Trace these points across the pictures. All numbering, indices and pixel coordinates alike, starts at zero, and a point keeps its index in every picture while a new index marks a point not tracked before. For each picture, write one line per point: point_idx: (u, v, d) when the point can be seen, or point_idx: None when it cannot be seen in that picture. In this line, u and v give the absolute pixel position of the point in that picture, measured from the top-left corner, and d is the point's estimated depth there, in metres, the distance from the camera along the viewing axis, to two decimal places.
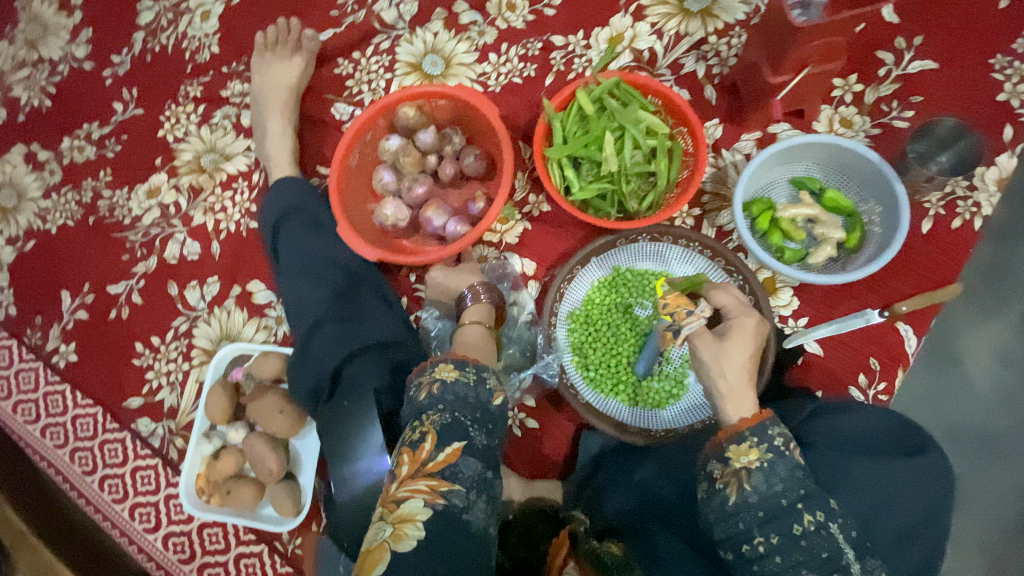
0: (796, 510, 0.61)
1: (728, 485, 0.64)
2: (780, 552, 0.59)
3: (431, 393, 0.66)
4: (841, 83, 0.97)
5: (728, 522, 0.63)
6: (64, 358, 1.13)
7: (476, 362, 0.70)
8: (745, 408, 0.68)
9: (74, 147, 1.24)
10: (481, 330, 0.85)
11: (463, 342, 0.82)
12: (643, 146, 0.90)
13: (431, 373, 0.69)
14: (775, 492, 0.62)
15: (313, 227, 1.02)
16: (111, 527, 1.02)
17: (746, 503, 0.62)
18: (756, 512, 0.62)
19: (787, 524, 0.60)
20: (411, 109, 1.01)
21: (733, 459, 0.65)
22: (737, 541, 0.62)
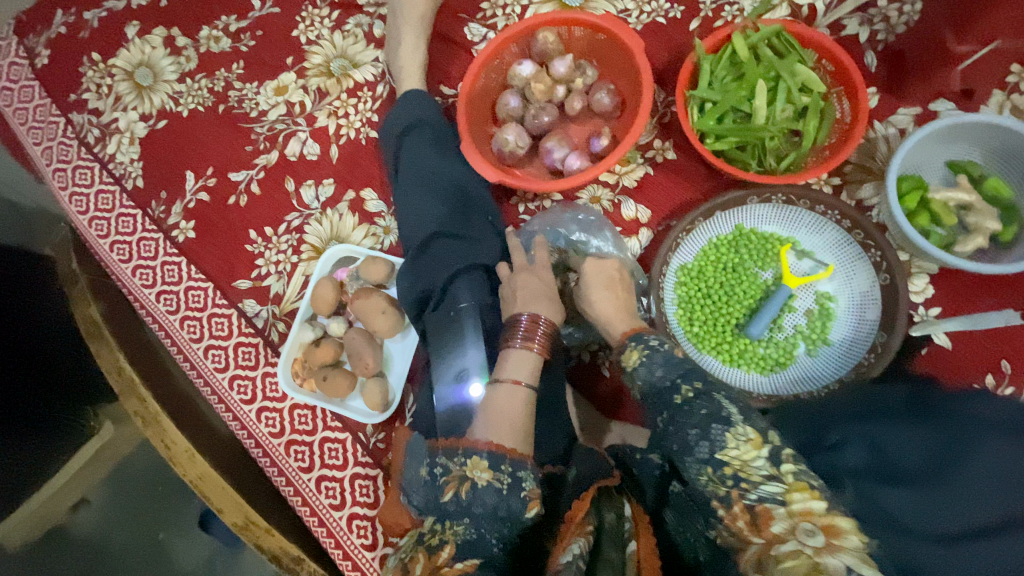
0: (676, 387, 0.72)
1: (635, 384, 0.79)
2: (670, 418, 0.70)
3: (459, 494, 0.70)
4: (1018, 70, 0.88)
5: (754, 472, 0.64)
6: (183, 234, 1.20)
7: (513, 460, 0.71)
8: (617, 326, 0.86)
9: (211, 37, 1.28)
10: (522, 395, 0.79)
11: (499, 411, 0.77)
12: (796, 101, 0.87)
13: (461, 466, 0.72)
14: (658, 378, 0.74)
15: (436, 141, 1.03)
16: (210, 393, 1.10)
17: (651, 391, 0.75)
18: (653, 401, 0.74)
19: (666, 397, 0.72)
20: (551, 34, 1.00)
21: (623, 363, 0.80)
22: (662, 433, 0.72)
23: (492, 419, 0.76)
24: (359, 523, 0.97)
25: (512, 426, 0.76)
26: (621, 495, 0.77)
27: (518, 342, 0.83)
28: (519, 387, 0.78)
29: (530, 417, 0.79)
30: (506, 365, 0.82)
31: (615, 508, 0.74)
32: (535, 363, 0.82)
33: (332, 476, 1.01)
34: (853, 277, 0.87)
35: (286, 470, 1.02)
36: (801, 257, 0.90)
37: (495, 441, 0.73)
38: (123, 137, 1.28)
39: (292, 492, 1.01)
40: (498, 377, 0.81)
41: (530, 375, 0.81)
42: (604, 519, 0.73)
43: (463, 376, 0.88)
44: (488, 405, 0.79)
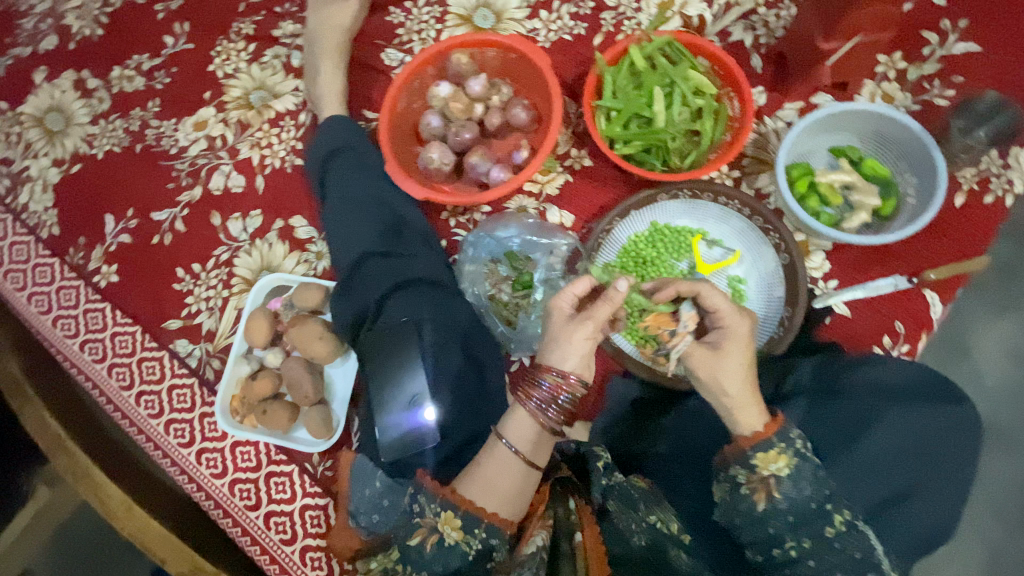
0: (779, 539, 0.68)
1: (754, 491, 0.69)
2: (812, 555, 0.66)
3: (424, 545, 0.72)
4: (885, 59, 0.99)
5: (757, 527, 0.68)
6: (105, 278, 1.16)
7: (488, 525, 0.71)
8: (754, 419, 0.71)
9: (124, 77, 1.26)
10: (518, 466, 0.75)
11: (490, 476, 0.74)
12: (690, 104, 0.94)
13: (434, 516, 0.72)
14: (804, 496, 0.67)
15: (361, 163, 1.04)
16: (145, 440, 1.05)
17: (775, 510, 0.68)
18: (787, 517, 0.67)
19: (819, 528, 0.66)
20: (463, 55, 1.04)
21: (760, 468, 0.69)
22: (768, 545, 0.68)
23: (483, 477, 0.74)
24: (312, 555, 0.95)
25: (501, 492, 0.74)
26: (568, 491, 0.82)
27: (528, 402, 0.76)
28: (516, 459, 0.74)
29: (524, 488, 0.75)
30: (511, 424, 0.76)
31: (565, 503, 0.80)
32: (537, 431, 0.76)
33: (281, 510, 0.98)
34: (760, 259, 0.93)
35: (232, 510, 0.99)
36: (712, 245, 0.96)
37: (477, 500, 0.73)
38: (35, 184, 1.23)
39: (240, 531, 0.98)
40: (501, 436, 0.76)
41: (531, 447, 0.76)
42: (557, 513, 0.79)
43: (416, 401, 0.87)
44: (480, 461, 0.76)
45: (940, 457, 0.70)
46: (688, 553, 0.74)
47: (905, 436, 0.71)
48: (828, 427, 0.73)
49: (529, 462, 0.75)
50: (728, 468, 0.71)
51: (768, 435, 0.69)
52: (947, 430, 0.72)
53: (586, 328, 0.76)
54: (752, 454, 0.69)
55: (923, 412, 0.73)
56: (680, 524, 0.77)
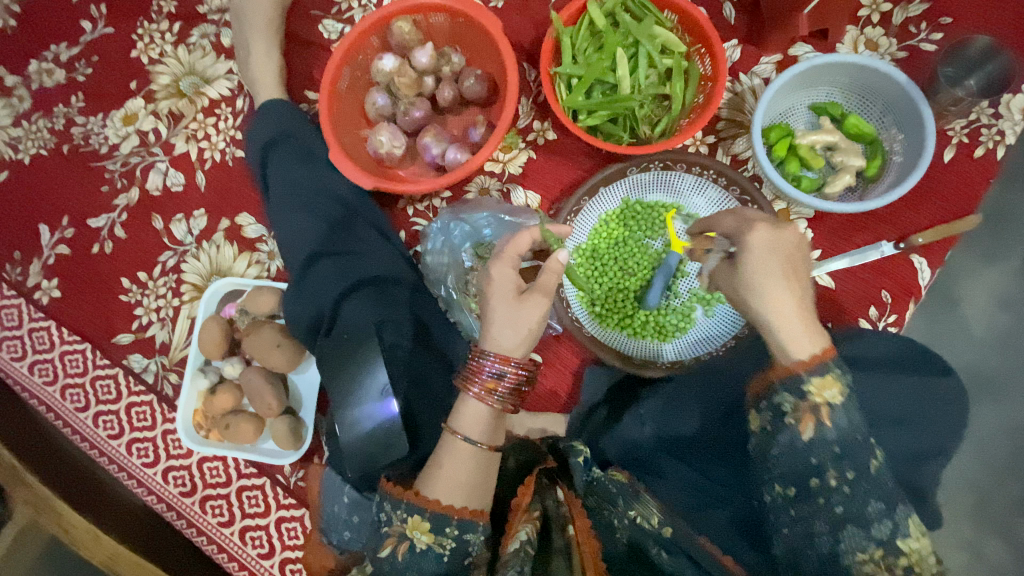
0: (818, 469, 0.59)
1: (800, 420, 0.61)
2: (853, 485, 0.58)
3: (397, 553, 0.66)
4: (868, 2, 0.90)
5: (797, 459, 0.60)
6: (46, 295, 1.08)
7: (461, 519, 0.66)
8: (803, 345, 0.63)
9: (42, 70, 1.14)
10: (478, 455, 0.70)
11: (452, 473, 0.69)
12: (658, 65, 0.85)
13: (402, 522, 0.67)
14: (852, 428, 0.59)
15: (305, 154, 0.95)
16: (109, 462, 1.01)
17: (823, 438, 0.59)
18: (832, 447, 0.59)
19: (863, 460, 0.58)
20: (406, 23, 0.93)
21: (814, 393, 0.60)
22: (805, 476, 0.60)
23: (443, 472, 0.69)
24: (291, 568, 0.94)
25: (467, 481, 0.69)
26: (555, 482, 0.77)
27: (474, 390, 0.71)
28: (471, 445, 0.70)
29: (486, 475, 0.71)
30: (462, 417, 0.71)
31: (552, 496, 0.75)
32: (491, 417, 0.71)
33: (256, 525, 0.95)
34: None
35: (205, 527, 0.97)
36: (687, 220, 0.89)
37: (444, 497, 0.67)
38: None
39: (216, 549, 0.96)
40: (456, 432, 0.71)
41: (488, 433, 0.71)
42: (547, 506, 0.74)
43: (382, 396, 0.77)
44: (439, 460, 0.70)
45: (929, 424, 0.68)
46: (669, 551, 0.68)
47: (893, 406, 0.68)
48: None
49: (490, 449, 0.71)
50: (772, 397, 0.63)
51: (826, 358, 0.61)
52: (935, 399, 0.69)
53: (536, 303, 0.71)
54: (808, 379, 0.60)
55: (914, 382, 0.69)
56: (662, 516, 0.71)
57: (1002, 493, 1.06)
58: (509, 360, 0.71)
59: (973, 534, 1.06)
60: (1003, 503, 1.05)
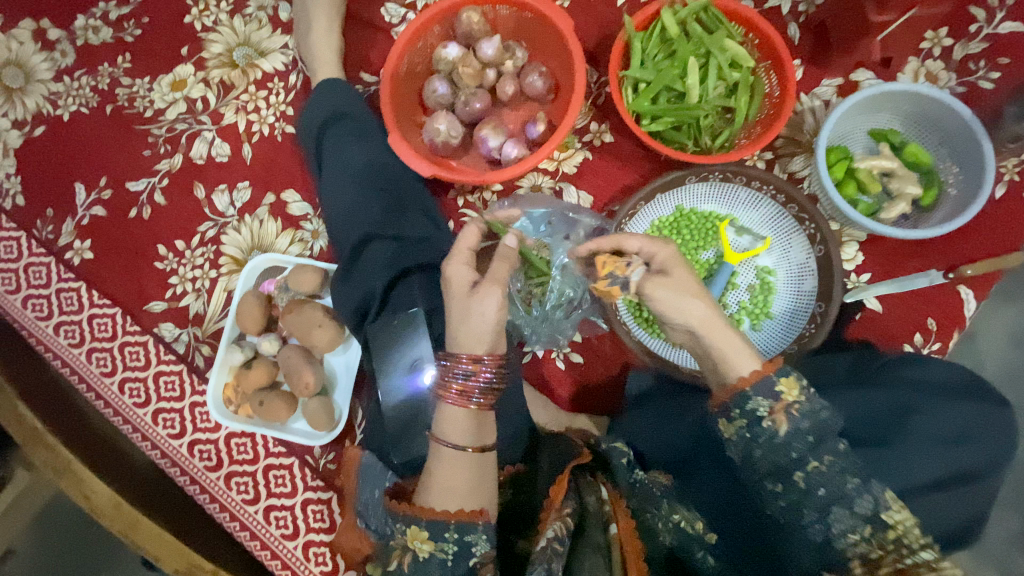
0: (800, 461, 0.60)
1: (774, 418, 0.61)
2: (831, 468, 0.60)
3: (403, 563, 0.66)
4: (931, 35, 0.92)
5: (778, 455, 0.61)
6: (78, 255, 1.06)
7: (457, 524, 0.66)
8: (742, 354, 0.65)
9: (90, 27, 1.12)
10: (469, 460, 0.70)
11: (444, 480, 0.69)
12: (726, 77, 0.86)
13: (403, 535, 0.67)
14: (821, 420, 0.61)
15: (360, 134, 0.94)
16: (132, 431, 0.99)
17: (796, 430, 0.61)
18: (806, 438, 0.61)
19: (832, 444, 0.60)
20: (475, 14, 0.93)
21: (783, 393, 0.61)
22: (786, 470, 0.61)
23: (436, 480, 0.70)
24: (314, 551, 0.92)
25: (462, 487, 0.69)
26: (597, 479, 0.77)
27: (451, 396, 0.72)
28: (460, 450, 0.70)
29: (479, 476, 0.70)
30: (441, 425, 0.72)
31: (594, 491, 0.74)
32: (473, 418, 0.71)
33: (281, 505, 0.94)
34: (790, 249, 0.88)
35: (229, 504, 0.95)
36: (740, 232, 0.90)
37: (439, 506, 0.68)
38: None
39: (239, 527, 0.94)
40: (439, 438, 0.71)
41: (474, 435, 0.71)
42: (585, 503, 0.72)
43: (416, 366, 0.83)
44: (431, 470, 0.71)
45: (990, 452, 0.66)
46: (715, 555, 0.69)
47: (949, 427, 0.67)
48: (868, 413, 0.70)
49: (478, 450, 0.70)
50: (746, 403, 0.62)
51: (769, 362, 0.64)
52: (992, 428, 0.68)
53: (491, 295, 0.71)
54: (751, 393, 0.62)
55: (969, 406, 0.69)
56: (705, 522, 0.72)
57: (1007, 526, 1.07)
58: (477, 360, 0.71)
59: None
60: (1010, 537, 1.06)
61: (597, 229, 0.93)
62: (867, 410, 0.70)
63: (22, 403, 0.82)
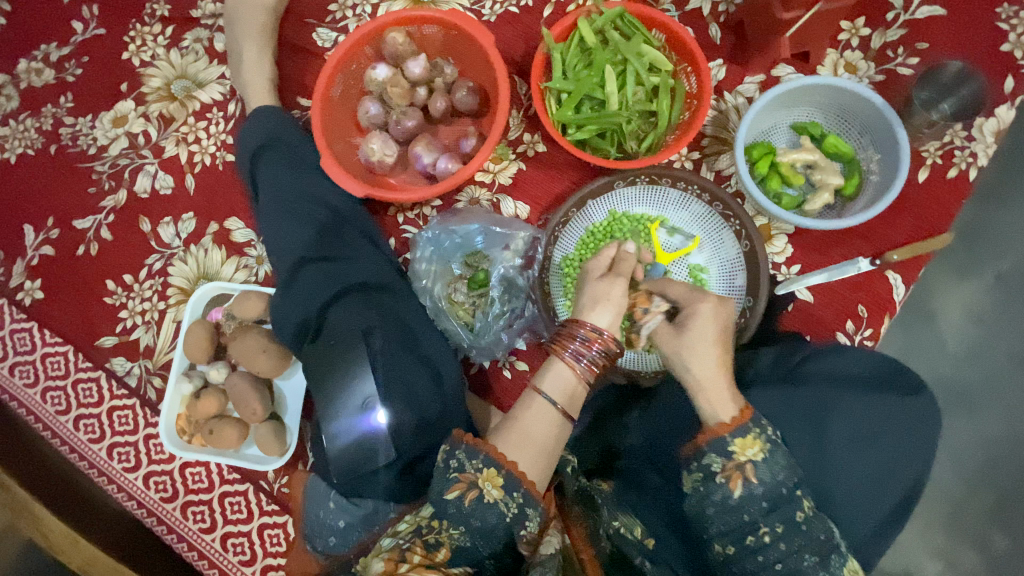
0: (754, 524, 0.61)
1: (730, 478, 0.62)
2: (784, 539, 0.61)
3: (463, 499, 0.61)
4: (848, 26, 0.93)
5: (731, 516, 0.62)
6: (29, 296, 1.07)
7: (528, 491, 0.61)
8: (726, 406, 0.65)
9: (31, 70, 1.13)
10: (555, 418, 0.68)
11: (527, 428, 0.67)
12: (645, 82, 0.88)
13: (476, 471, 0.62)
14: (777, 481, 0.62)
15: (295, 159, 0.95)
16: (88, 467, 1.00)
17: (751, 496, 0.62)
18: (760, 503, 0.62)
19: (790, 512, 0.61)
20: (400, 34, 0.95)
21: (737, 454, 0.62)
22: (741, 534, 0.62)
23: (519, 433, 0.66)
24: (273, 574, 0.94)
25: (541, 450, 0.66)
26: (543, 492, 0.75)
27: (566, 353, 0.71)
28: (553, 410, 0.68)
29: (558, 438, 0.68)
30: (548, 375, 0.70)
31: None
32: (573, 388, 0.70)
33: (238, 531, 0.96)
34: (720, 245, 0.90)
35: (186, 534, 0.97)
36: (671, 232, 0.92)
37: (519, 462, 0.63)
38: None
39: (196, 556, 0.96)
40: (538, 388, 0.70)
41: (568, 397, 0.70)
42: None
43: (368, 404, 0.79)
44: (516, 414, 0.68)
45: (903, 442, 0.68)
46: (653, 561, 0.68)
47: (865, 424, 0.68)
48: (787, 419, 0.69)
49: (566, 415, 0.69)
50: (702, 458, 0.64)
51: (745, 418, 0.64)
52: (913, 417, 0.69)
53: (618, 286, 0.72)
54: (730, 441, 0.62)
55: (885, 400, 0.70)
56: (644, 527, 0.71)
57: (972, 504, 1.07)
58: (601, 335, 0.70)
59: (948, 543, 1.07)
60: (975, 515, 1.07)
61: (530, 241, 0.96)
62: (783, 414, 0.70)
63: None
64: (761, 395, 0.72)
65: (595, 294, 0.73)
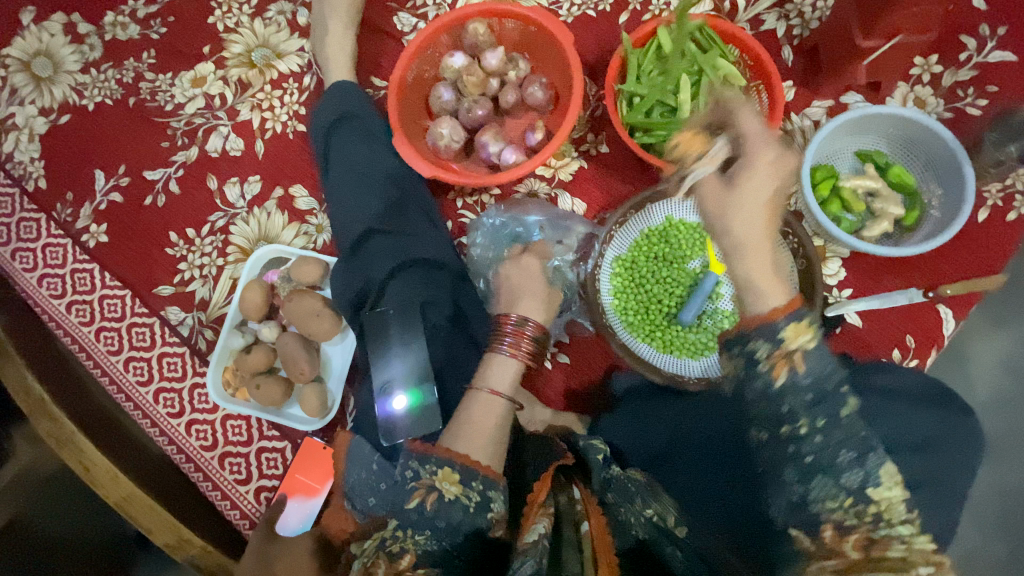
0: (791, 415, 0.55)
1: (775, 365, 0.54)
2: (822, 432, 0.54)
3: (423, 504, 0.64)
4: (921, 62, 0.95)
5: (768, 405, 0.55)
6: (94, 238, 1.11)
7: (486, 478, 0.66)
8: (778, 292, 0.56)
9: (118, 24, 1.17)
10: (498, 410, 0.76)
11: (477, 421, 0.74)
12: (718, 95, 0.90)
13: (431, 475, 0.66)
14: (827, 376, 0.54)
15: (367, 135, 0.98)
16: (133, 408, 1.04)
17: (795, 385, 0.54)
18: (804, 395, 0.54)
19: (833, 407, 0.54)
20: (481, 25, 0.98)
21: (789, 339, 0.53)
22: (775, 423, 0.56)
23: (468, 427, 0.72)
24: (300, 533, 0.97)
25: (489, 438, 0.72)
26: (572, 481, 0.71)
27: (506, 346, 0.82)
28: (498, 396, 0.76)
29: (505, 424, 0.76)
30: (489, 369, 0.80)
31: (566, 492, 0.69)
32: (515, 373, 0.80)
33: (272, 485, 0.99)
34: None
35: (221, 483, 1.00)
36: None
37: (471, 454, 0.69)
38: (22, 134, 1.16)
39: (229, 505, 0.99)
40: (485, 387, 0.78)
41: (511, 386, 0.79)
42: (559, 503, 0.67)
43: (388, 388, 0.84)
44: (465, 412, 0.75)
45: (947, 458, 0.68)
46: (682, 552, 0.64)
47: (917, 434, 0.69)
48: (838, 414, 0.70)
49: (511, 403, 0.77)
50: (744, 345, 0.56)
51: (796, 306, 0.54)
52: (953, 436, 0.70)
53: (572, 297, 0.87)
54: (782, 326, 0.53)
55: (930, 415, 0.71)
56: (677, 517, 0.67)
57: (988, 554, 1.06)
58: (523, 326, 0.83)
59: None
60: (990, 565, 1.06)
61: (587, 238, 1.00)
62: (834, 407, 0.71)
63: (13, 345, 0.80)
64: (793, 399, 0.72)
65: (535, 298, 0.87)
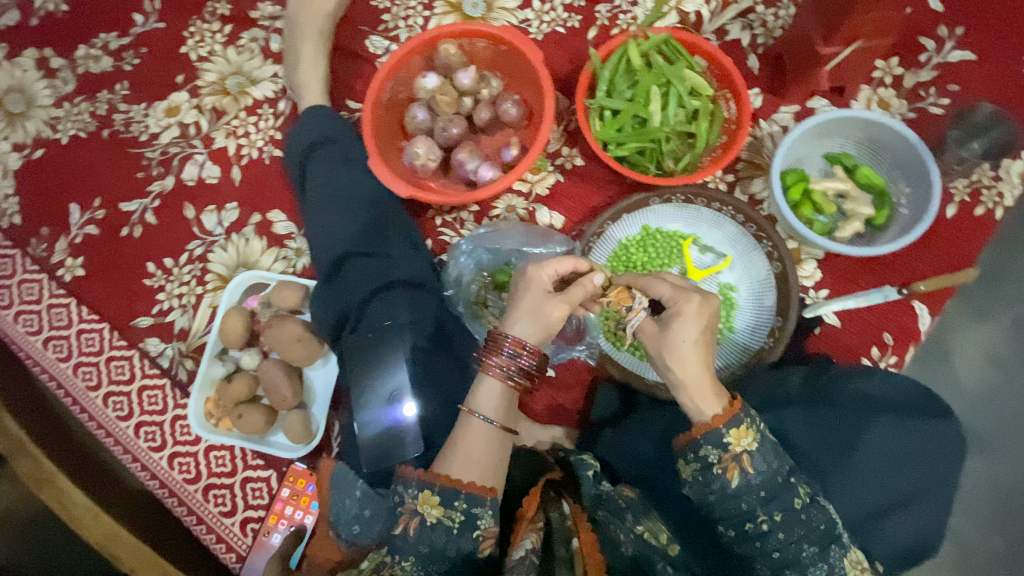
0: (752, 513, 0.64)
1: (726, 470, 0.65)
2: (783, 529, 0.63)
3: (408, 531, 0.65)
4: (882, 65, 0.97)
5: (730, 504, 0.65)
6: (70, 272, 1.10)
7: (469, 495, 0.65)
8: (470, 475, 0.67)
9: (89, 57, 1.17)
10: (495, 434, 0.71)
11: (468, 450, 0.69)
12: (687, 105, 0.91)
13: (412, 498, 0.66)
14: (772, 471, 0.65)
15: (345, 157, 0.99)
16: (114, 444, 1.02)
17: (748, 486, 0.64)
18: (758, 493, 0.64)
19: (787, 501, 0.64)
20: (452, 46, 0.99)
21: (733, 445, 0.64)
22: (740, 520, 0.65)
23: (460, 453, 0.69)
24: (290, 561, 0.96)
25: (481, 465, 0.68)
26: (561, 495, 0.71)
27: (494, 369, 0.72)
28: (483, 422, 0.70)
29: (502, 455, 0.71)
30: (478, 393, 0.72)
31: (558, 506, 0.68)
32: (506, 397, 0.72)
33: (258, 516, 0.98)
34: (750, 267, 0.93)
35: (205, 515, 0.98)
36: (703, 250, 0.95)
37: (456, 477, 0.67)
38: None
39: (214, 539, 0.97)
40: (473, 411, 0.71)
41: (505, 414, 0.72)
42: (551, 518, 0.67)
43: (395, 397, 0.83)
44: (455, 438, 0.70)
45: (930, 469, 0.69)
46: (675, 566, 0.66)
47: (906, 446, 0.70)
48: (826, 434, 0.71)
49: (505, 429, 0.71)
50: (698, 449, 0.66)
51: (736, 411, 0.66)
52: (942, 444, 0.71)
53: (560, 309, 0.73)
54: (726, 433, 0.64)
55: (917, 425, 0.71)
56: (667, 534, 0.70)
57: None
58: (522, 345, 0.72)
59: None
60: None
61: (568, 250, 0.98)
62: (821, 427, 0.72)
63: None
64: (784, 421, 0.73)
65: (537, 307, 0.73)
